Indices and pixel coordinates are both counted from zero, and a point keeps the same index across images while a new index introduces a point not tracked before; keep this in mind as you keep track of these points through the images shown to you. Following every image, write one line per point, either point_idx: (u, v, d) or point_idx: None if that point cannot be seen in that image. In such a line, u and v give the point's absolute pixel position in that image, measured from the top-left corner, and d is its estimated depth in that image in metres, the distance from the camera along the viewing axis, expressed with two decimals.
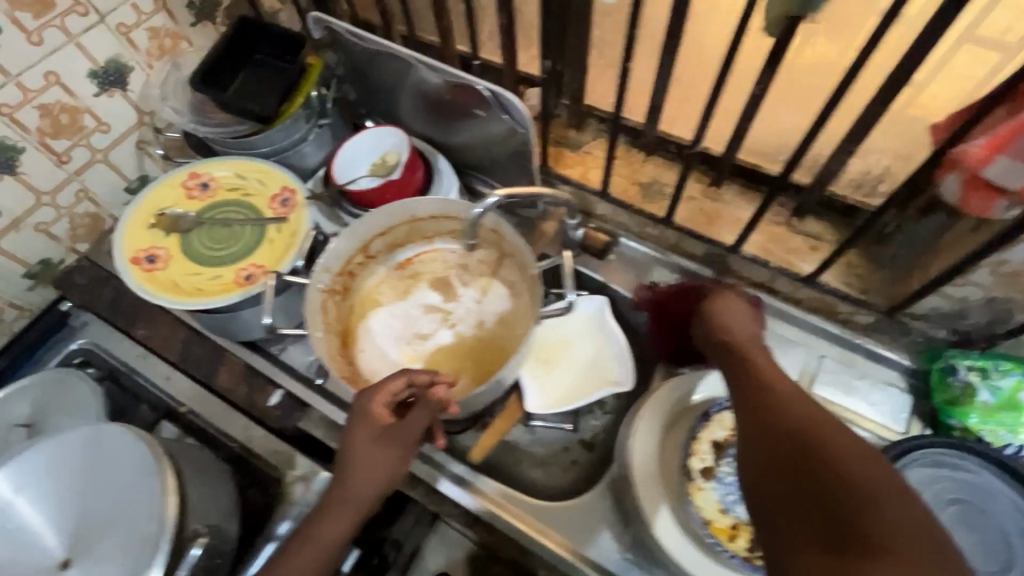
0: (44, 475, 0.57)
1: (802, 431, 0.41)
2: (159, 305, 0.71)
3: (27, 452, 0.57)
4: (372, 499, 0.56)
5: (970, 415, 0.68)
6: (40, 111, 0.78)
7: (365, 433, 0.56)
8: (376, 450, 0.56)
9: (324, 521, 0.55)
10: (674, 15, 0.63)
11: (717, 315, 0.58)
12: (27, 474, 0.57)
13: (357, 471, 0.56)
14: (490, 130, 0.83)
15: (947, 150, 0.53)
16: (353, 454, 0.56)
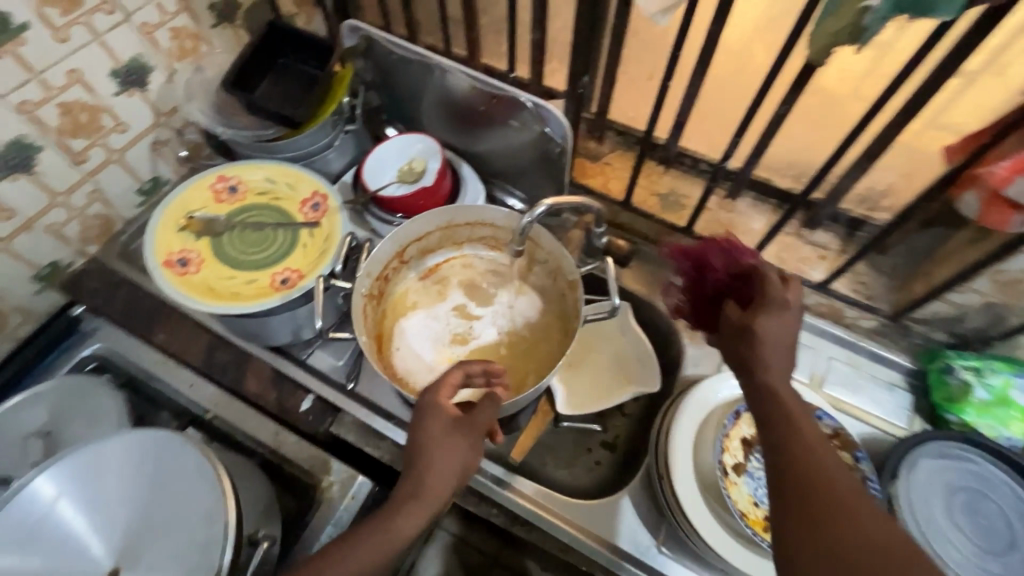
0: (89, 482, 0.55)
1: (851, 511, 0.40)
2: (194, 308, 0.70)
3: (72, 454, 0.55)
4: (445, 493, 0.58)
5: (966, 411, 0.74)
6: (60, 109, 0.76)
7: (439, 421, 0.59)
8: (451, 439, 0.59)
9: (405, 511, 0.55)
10: (712, 38, 0.67)
11: (757, 331, 0.50)
12: (72, 478, 0.55)
13: (436, 465, 0.57)
14: (520, 141, 0.85)
15: (974, 168, 0.57)
16: (430, 446, 0.58)
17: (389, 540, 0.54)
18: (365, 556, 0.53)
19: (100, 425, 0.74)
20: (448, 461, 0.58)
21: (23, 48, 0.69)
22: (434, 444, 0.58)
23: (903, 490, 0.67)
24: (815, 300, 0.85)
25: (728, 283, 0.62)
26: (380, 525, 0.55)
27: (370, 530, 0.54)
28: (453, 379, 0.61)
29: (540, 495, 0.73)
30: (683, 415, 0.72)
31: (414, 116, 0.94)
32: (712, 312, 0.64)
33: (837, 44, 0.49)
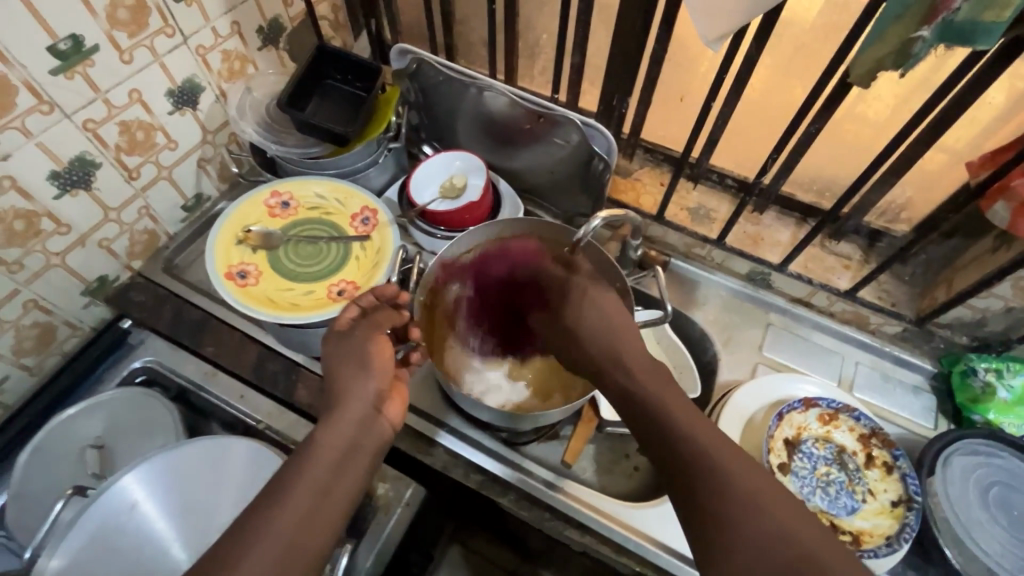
0: (173, 483, 0.58)
1: (665, 406, 0.54)
2: (257, 318, 0.72)
3: (157, 457, 0.59)
4: (369, 398, 0.59)
5: (990, 410, 0.79)
6: (120, 127, 0.78)
7: (334, 339, 0.64)
8: (348, 347, 0.63)
9: (322, 429, 0.56)
10: (750, 62, 0.72)
11: (570, 319, 0.68)
12: (158, 480, 0.58)
13: (337, 392, 0.59)
14: (561, 157, 0.88)
15: (1010, 178, 0.61)
16: (332, 363, 0.62)
17: (318, 460, 0.53)
18: (301, 479, 0.52)
19: (156, 438, 0.74)
20: (348, 368, 0.61)
21: (92, 69, 0.71)
22: (338, 360, 0.62)
23: (940, 486, 0.71)
24: (841, 308, 0.89)
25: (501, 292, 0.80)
26: (303, 450, 0.54)
27: (294, 460, 0.53)
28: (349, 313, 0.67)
29: (592, 497, 0.76)
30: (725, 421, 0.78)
31: (451, 134, 0.98)
32: (512, 322, 0.79)
33: (881, 69, 0.54)
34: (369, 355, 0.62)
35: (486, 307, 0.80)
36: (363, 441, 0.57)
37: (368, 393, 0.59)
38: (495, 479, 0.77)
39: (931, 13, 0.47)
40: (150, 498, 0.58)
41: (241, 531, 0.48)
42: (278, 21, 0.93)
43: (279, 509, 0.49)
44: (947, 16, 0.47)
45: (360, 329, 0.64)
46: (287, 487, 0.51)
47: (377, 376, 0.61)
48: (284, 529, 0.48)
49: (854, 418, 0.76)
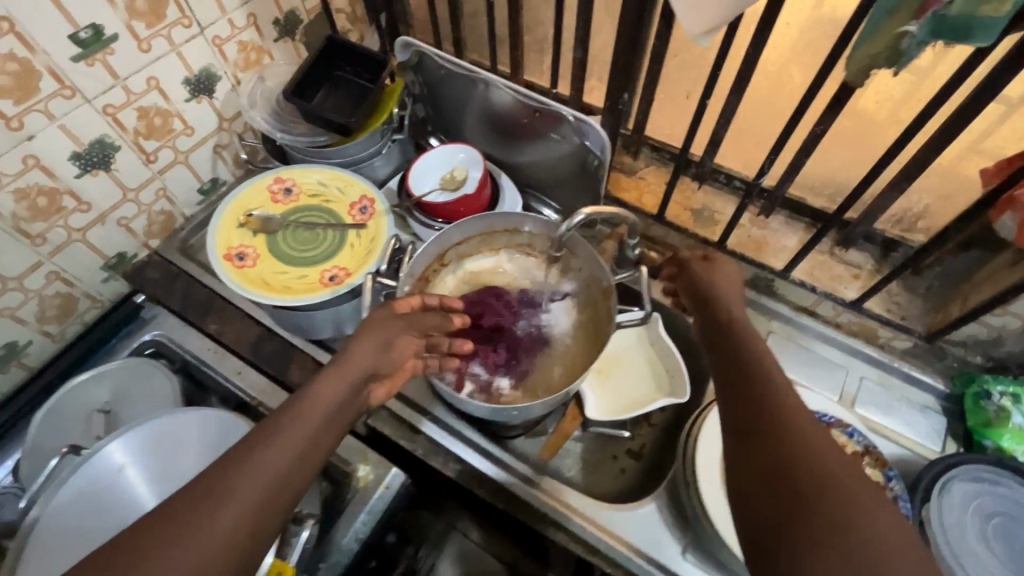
0: (152, 451, 0.62)
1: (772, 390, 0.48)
2: (250, 298, 0.74)
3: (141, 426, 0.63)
4: (367, 371, 0.58)
5: (1003, 436, 0.74)
6: (138, 113, 0.83)
7: (383, 312, 0.63)
8: (382, 325, 0.61)
9: (319, 385, 0.54)
10: (751, 59, 0.69)
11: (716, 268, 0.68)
12: (142, 447, 0.62)
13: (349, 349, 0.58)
14: (560, 152, 0.87)
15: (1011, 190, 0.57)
16: (372, 328, 0.61)
17: (307, 415, 0.51)
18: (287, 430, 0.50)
19: (156, 406, 0.79)
20: (370, 343, 0.59)
21: (112, 57, 0.76)
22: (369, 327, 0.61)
23: (934, 512, 0.67)
24: (848, 319, 0.85)
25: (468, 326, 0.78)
26: (294, 404, 0.52)
27: (282, 412, 0.51)
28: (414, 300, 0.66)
29: (570, 495, 0.75)
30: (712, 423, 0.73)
31: (456, 127, 0.99)
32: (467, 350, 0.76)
33: (875, 67, 0.51)
34: (392, 341, 0.61)
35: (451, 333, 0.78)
36: (348, 411, 0.55)
37: (368, 367, 0.58)
38: (471, 471, 0.78)
39: (924, 6, 0.44)
40: (135, 463, 0.62)
41: (219, 467, 0.46)
42: (295, 14, 0.96)
43: (263, 456, 0.47)
44: (938, 10, 0.44)
45: (402, 318, 0.63)
46: (271, 435, 0.49)
47: (378, 354, 0.59)
48: (264, 471, 0.46)
49: (847, 435, 0.73)
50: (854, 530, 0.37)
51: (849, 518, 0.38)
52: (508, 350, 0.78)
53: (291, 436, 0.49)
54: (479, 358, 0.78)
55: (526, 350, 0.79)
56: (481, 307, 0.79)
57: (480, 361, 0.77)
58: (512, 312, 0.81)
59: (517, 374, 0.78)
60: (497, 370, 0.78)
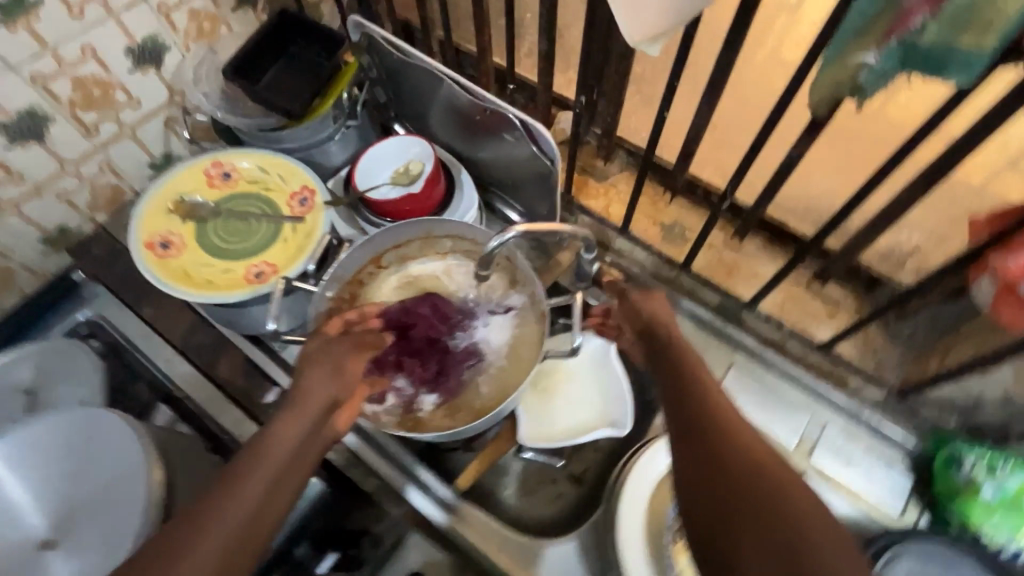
0: (30, 456, 0.59)
1: (707, 400, 0.46)
2: (168, 292, 0.71)
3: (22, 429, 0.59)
4: (329, 399, 0.54)
5: (970, 510, 0.67)
6: (73, 83, 0.78)
7: (316, 342, 0.59)
8: (330, 350, 0.58)
9: (281, 420, 0.50)
10: (723, 68, 0.60)
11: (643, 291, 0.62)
12: (18, 452, 0.58)
13: (309, 371, 0.55)
14: (515, 154, 0.80)
15: (986, 251, 0.51)
16: (308, 360, 0.56)
17: (272, 448, 0.48)
18: (254, 471, 0.46)
19: (77, 391, 0.77)
20: (321, 368, 0.55)
21: (38, 23, 0.71)
22: (312, 358, 0.57)
23: None
24: (816, 360, 0.78)
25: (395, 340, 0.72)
26: (254, 444, 0.48)
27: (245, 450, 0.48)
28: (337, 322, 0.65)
29: (486, 526, 0.73)
30: (643, 467, 0.69)
31: (418, 116, 0.92)
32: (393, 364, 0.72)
33: (841, 97, 0.43)
34: (341, 364, 0.57)
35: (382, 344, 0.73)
36: (318, 439, 0.52)
37: (328, 394, 0.54)
38: (389, 486, 0.77)
39: (892, 29, 0.36)
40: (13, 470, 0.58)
41: (182, 524, 0.43)
42: None
43: (227, 501, 0.44)
44: (907, 36, 0.36)
45: (342, 339, 0.60)
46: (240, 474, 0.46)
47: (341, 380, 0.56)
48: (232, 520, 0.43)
49: None
50: (790, 536, 0.35)
51: (779, 517, 0.36)
52: (438, 367, 0.73)
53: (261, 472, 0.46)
54: (404, 371, 0.72)
55: (459, 368, 0.74)
56: (413, 318, 0.73)
57: (406, 376, 0.73)
58: (447, 324, 0.75)
59: (446, 392, 0.74)
60: (423, 385, 0.73)
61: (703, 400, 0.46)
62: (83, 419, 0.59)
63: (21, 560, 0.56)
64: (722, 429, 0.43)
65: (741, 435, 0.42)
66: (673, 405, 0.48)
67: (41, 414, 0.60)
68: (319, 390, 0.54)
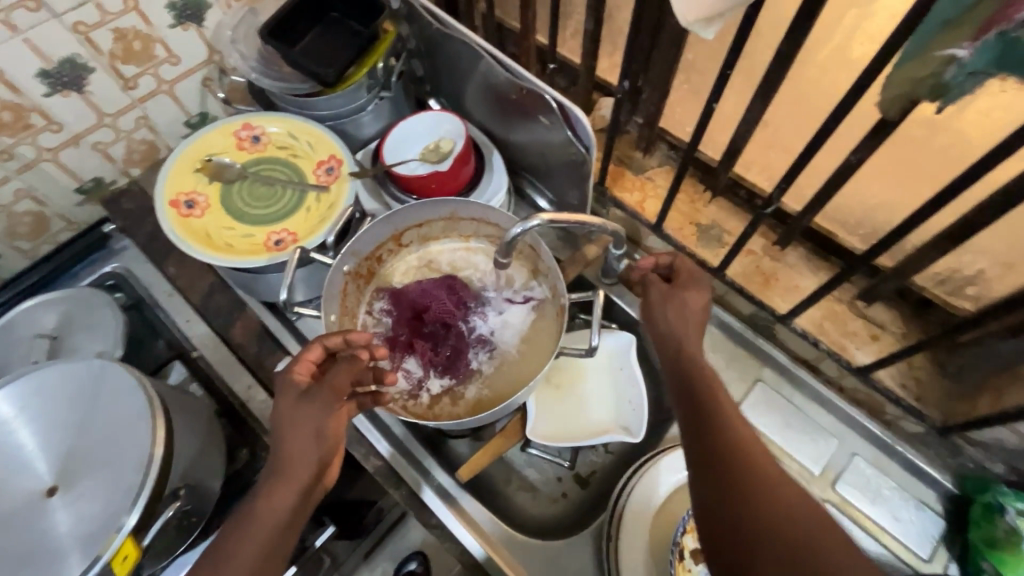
0: (42, 402, 0.60)
1: (726, 414, 0.52)
2: (187, 251, 0.70)
3: (33, 375, 0.60)
4: (315, 465, 0.54)
5: (1007, 563, 0.61)
6: (114, 34, 0.78)
7: (287, 398, 0.56)
8: (304, 410, 0.55)
9: (270, 491, 0.53)
10: (781, 63, 0.56)
11: (674, 311, 0.60)
12: (30, 398, 0.60)
13: (289, 435, 0.54)
14: (550, 138, 0.76)
15: None
16: (283, 422, 0.55)
17: (261, 524, 0.51)
18: (245, 544, 0.50)
19: (97, 341, 0.78)
20: (300, 435, 0.54)
21: None
22: (286, 420, 0.55)
23: None
24: (852, 385, 0.72)
25: (411, 321, 0.73)
26: (246, 518, 0.51)
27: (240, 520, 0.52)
28: (312, 355, 0.58)
29: (484, 522, 0.71)
30: (652, 477, 0.66)
31: (454, 92, 0.89)
32: (407, 344, 0.72)
33: (917, 98, 0.38)
34: (322, 427, 0.55)
35: (397, 324, 0.73)
36: (308, 505, 0.54)
37: (313, 462, 0.54)
38: (390, 471, 0.74)
39: (991, 22, 0.31)
40: (24, 416, 0.59)
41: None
42: None
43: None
44: (1008, 30, 0.31)
45: (318, 391, 0.56)
46: (230, 549, 0.50)
47: (322, 444, 0.55)
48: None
49: None
50: None
51: None
52: (449, 352, 0.72)
53: (252, 553, 0.50)
54: (415, 352, 0.72)
55: (471, 354, 0.72)
56: (429, 299, 0.73)
57: (416, 358, 0.72)
58: (462, 309, 0.73)
59: (456, 377, 0.72)
60: (432, 369, 0.72)
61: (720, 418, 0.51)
62: (95, 370, 0.60)
63: (23, 502, 0.57)
64: (743, 451, 0.49)
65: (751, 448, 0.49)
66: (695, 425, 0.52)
67: (56, 361, 0.61)
68: (304, 461, 0.54)
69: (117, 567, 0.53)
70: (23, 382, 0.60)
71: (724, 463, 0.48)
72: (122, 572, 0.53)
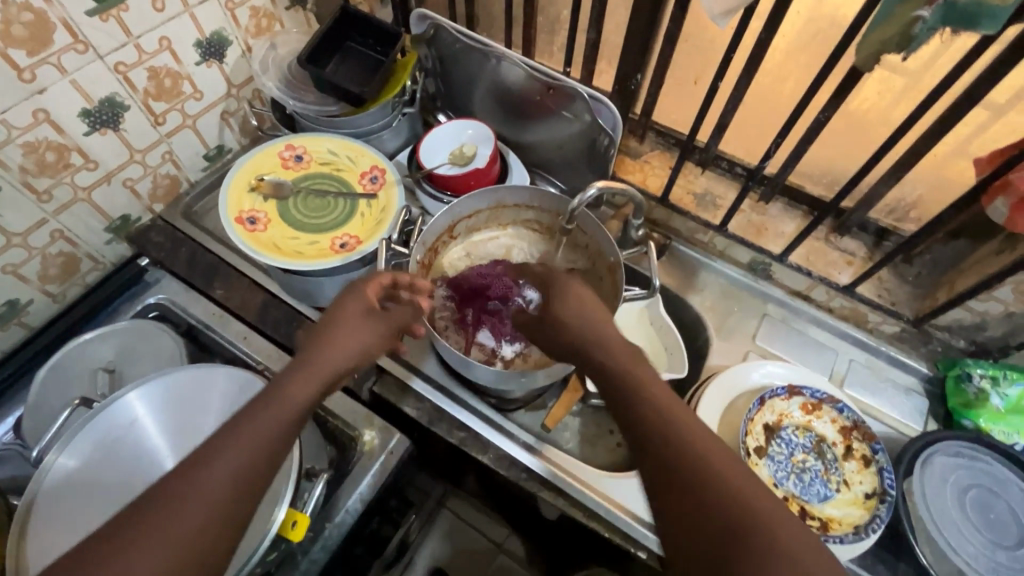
0: (154, 412, 0.62)
1: (621, 375, 0.54)
2: (260, 261, 0.76)
3: (142, 388, 0.62)
4: (341, 368, 0.59)
5: (981, 416, 0.77)
6: (148, 73, 0.82)
7: (350, 307, 0.62)
8: (358, 321, 0.62)
9: (295, 382, 0.55)
10: (762, 47, 0.71)
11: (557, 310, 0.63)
12: (144, 409, 0.62)
13: (333, 336, 0.60)
14: (567, 131, 0.89)
15: (1000, 176, 0.63)
16: (336, 323, 0.61)
17: (284, 400, 0.53)
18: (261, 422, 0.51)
19: (163, 367, 0.79)
20: (347, 335, 0.60)
21: (126, 13, 0.75)
22: (336, 322, 0.61)
23: (917, 486, 0.70)
24: (839, 304, 0.89)
25: (475, 301, 0.80)
26: (270, 398, 0.53)
27: (263, 394, 0.54)
28: (380, 280, 0.66)
29: (570, 465, 0.78)
30: (710, 395, 0.79)
31: (466, 104, 0.99)
32: (473, 321, 0.80)
33: (885, 53, 0.54)
34: (364, 342, 0.61)
35: (462, 304, 0.81)
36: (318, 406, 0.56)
37: (342, 366, 0.59)
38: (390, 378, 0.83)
39: None
40: (140, 427, 0.61)
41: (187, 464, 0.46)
42: None
43: (232, 441, 0.48)
44: None
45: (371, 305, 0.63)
46: (252, 411, 0.51)
47: (359, 337, 0.61)
48: (230, 463, 0.47)
49: (837, 410, 0.76)
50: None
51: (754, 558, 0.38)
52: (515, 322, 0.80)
53: (272, 422, 0.51)
54: (484, 327, 0.80)
55: None
56: (488, 280, 0.80)
57: (487, 331, 0.80)
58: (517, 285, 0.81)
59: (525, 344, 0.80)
60: (503, 338, 0.80)
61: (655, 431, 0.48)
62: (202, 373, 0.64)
63: None
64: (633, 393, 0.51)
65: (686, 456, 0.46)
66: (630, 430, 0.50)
67: (158, 371, 0.63)
68: (339, 354, 0.59)
69: (294, 530, 0.63)
70: (133, 395, 0.62)
71: (663, 474, 0.45)
72: (297, 536, 0.63)
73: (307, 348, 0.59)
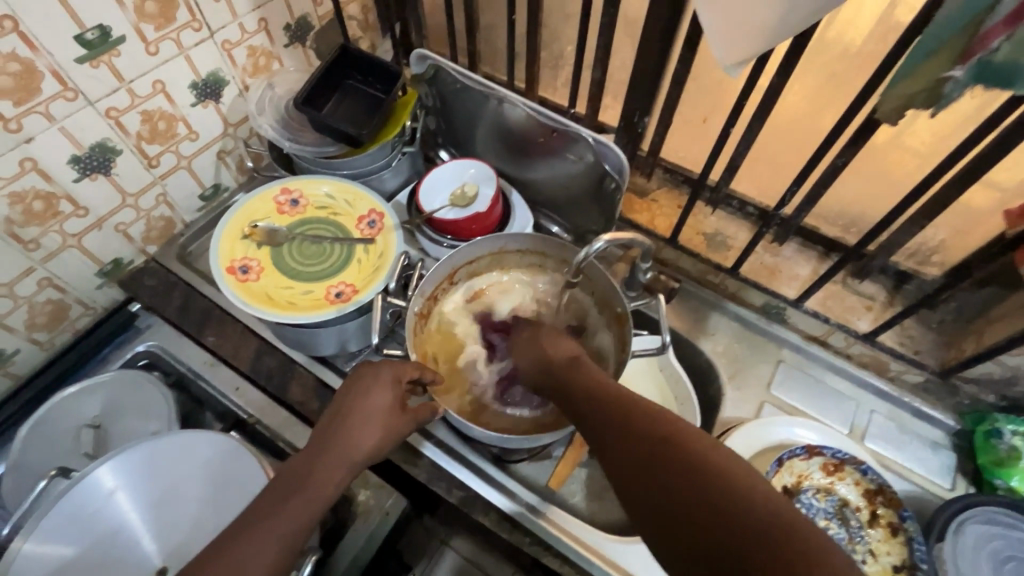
0: (131, 487, 0.61)
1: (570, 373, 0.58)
2: (252, 313, 0.74)
3: (116, 463, 0.61)
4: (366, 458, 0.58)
5: (1014, 476, 0.73)
6: (141, 116, 0.79)
7: (384, 397, 0.60)
8: (389, 412, 0.60)
9: (324, 473, 0.55)
10: (777, 91, 0.68)
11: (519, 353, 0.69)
12: (120, 484, 0.61)
13: (359, 421, 0.58)
14: (571, 171, 0.86)
15: None
16: (359, 405, 0.60)
17: (313, 498, 0.53)
18: (288, 514, 0.52)
19: (150, 421, 0.75)
20: (373, 426, 0.59)
21: (118, 59, 0.72)
22: (362, 406, 0.59)
23: (949, 553, 0.66)
24: (859, 351, 0.84)
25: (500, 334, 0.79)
26: (296, 490, 0.53)
27: (291, 482, 0.54)
28: (410, 370, 0.64)
29: (578, 528, 0.74)
30: (727, 453, 0.74)
31: (467, 141, 0.96)
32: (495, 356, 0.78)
33: (912, 107, 0.50)
34: (389, 428, 0.60)
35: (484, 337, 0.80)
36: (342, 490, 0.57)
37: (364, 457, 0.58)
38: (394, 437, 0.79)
39: (969, 51, 0.43)
40: (117, 503, 0.60)
41: (215, 562, 0.49)
42: (306, 19, 0.93)
43: (261, 536, 0.50)
44: (983, 57, 0.43)
45: (398, 386, 0.62)
46: (278, 509, 0.52)
47: (383, 425, 0.59)
48: (262, 554, 0.49)
49: (860, 472, 0.72)
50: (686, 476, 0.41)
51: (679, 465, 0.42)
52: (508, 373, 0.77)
53: (300, 511, 0.52)
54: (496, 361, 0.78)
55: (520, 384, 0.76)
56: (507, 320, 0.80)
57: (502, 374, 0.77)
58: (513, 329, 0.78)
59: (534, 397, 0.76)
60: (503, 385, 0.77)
61: (684, 455, 0.43)
62: (179, 445, 0.62)
63: None
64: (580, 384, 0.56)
65: (716, 463, 0.41)
66: (620, 476, 0.45)
67: (132, 444, 0.61)
68: (365, 438, 0.58)
69: None
70: (107, 470, 0.61)
71: (610, 427, 0.49)
72: None
73: (332, 433, 0.58)
